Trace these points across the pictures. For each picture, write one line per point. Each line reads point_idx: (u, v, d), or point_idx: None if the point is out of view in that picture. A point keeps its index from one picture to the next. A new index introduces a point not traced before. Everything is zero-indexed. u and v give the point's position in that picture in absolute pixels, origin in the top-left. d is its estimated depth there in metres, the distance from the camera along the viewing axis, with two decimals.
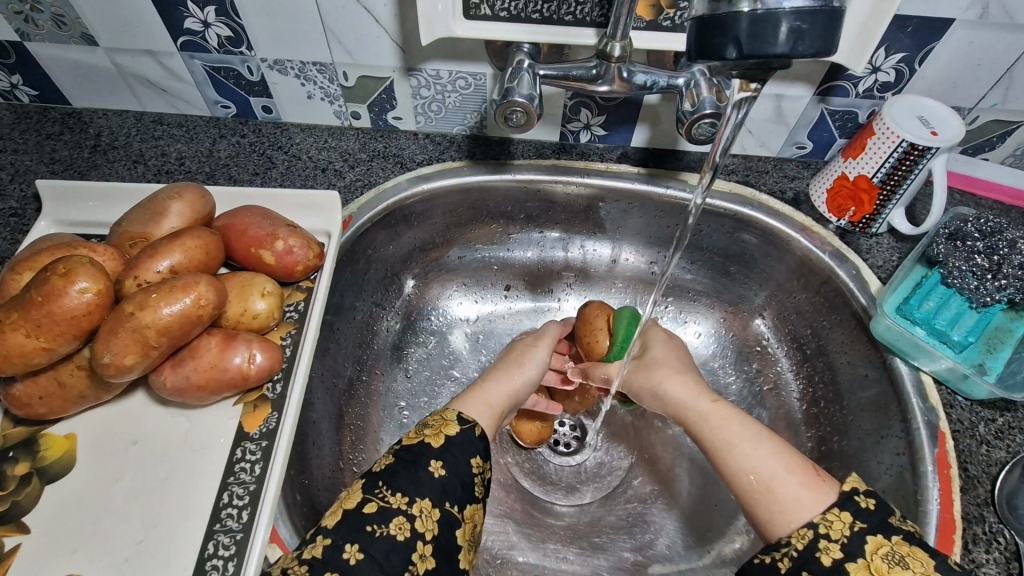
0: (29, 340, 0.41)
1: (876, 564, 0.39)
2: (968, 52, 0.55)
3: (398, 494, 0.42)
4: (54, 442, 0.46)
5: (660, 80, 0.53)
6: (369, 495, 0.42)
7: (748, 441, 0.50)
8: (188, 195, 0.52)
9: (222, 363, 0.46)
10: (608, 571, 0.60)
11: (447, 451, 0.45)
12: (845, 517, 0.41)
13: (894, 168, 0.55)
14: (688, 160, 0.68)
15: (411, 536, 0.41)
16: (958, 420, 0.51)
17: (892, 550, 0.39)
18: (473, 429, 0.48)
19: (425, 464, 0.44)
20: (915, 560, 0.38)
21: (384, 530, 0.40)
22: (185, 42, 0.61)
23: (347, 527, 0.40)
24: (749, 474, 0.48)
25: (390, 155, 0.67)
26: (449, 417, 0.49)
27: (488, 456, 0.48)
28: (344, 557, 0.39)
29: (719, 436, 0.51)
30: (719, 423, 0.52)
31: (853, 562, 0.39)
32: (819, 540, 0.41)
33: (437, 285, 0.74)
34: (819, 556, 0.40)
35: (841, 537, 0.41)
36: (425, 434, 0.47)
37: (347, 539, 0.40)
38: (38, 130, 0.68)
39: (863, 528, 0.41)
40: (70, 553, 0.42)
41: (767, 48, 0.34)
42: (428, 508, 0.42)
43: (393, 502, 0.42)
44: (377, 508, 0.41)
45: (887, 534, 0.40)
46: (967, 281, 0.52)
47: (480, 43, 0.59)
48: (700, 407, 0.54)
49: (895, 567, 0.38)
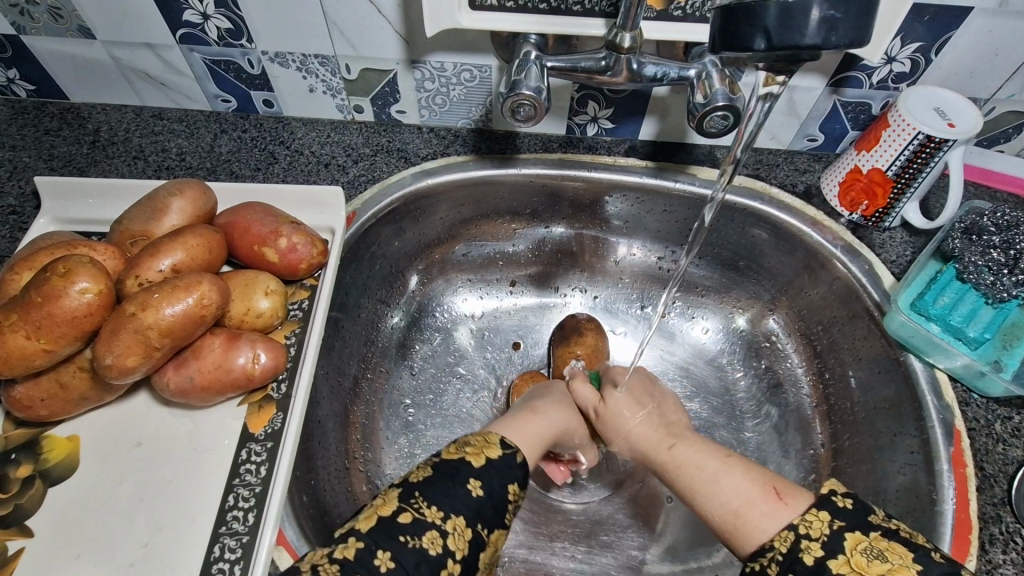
0: (29, 342, 0.40)
1: (856, 559, 0.38)
2: (987, 40, 0.53)
3: (434, 508, 0.41)
4: (57, 444, 0.46)
5: (671, 71, 0.52)
6: (405, 505, 0.41)
7: (711, 480, 0.49)
8: (190, 191, 0.51)
9: (225, 364, 0.45)
10: (616, 570, 0.59)
11: (486, 473, 0.44)
12: (823, 515, 0.40)
13: (910, 160, 0.54)
14: (697, 153, 0.67)
15: (443, 552, 0.40)
16: (974, 418, 0.50)
17: (870, 545, 0.38)
18: (517, 455, 0.47)
19: (464, 481, 0.43)
20: (893, 553, 0.37)
21: (416, 541, 0.39)
22: (185, 34, 0.60)
23: (380, 533, 0.40)
24: (716, 510, 0.47)
25: (394, 149, 0.66)
26: (492, 439, 0.48)
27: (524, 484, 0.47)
28: (374, 562, 0.38)
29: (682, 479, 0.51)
30: (679, 469, 0.52)
31: (834, 559, 0.38)
32: (801, 540, 0.40)
33: (442, 280, 0.73)
34: (802, 556, 0.39)
35: (822, 535, 0.40)
36: (466, 451, 0.45)
37: (379, 545, 0.39)
38: (36, 125, 0.67)
39: (843, 526, 0.39)
40: (75, 557, 0.41)
41: (797, 37, 0.33)
42: (462, 526, 0.41)
43: (428, 515, 0.41)
44: (412, 518, 0.40)
45: (865, 530, 0.39)
46: (983, 276, 0.51)
47: (485, 35, 0.58)
48: (660, 457, 0.54)
49: (875, 561, 0.37)
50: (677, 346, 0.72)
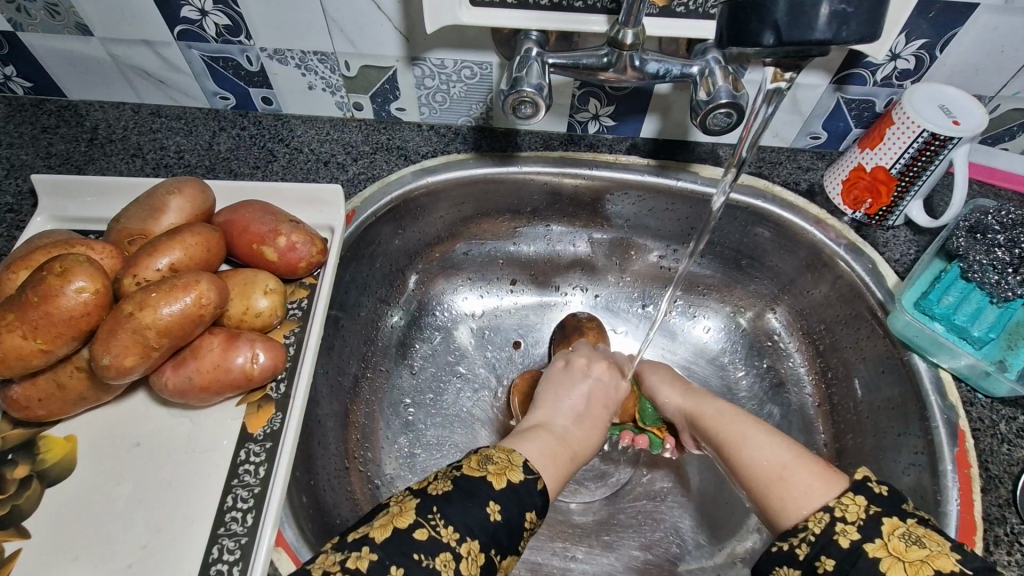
0: (26, 342, 0.40)
1: (893, 544, 0.38)
2: (992, 37, 0.53)
3: (451, 527, 0.40)
4: (54, 444, 0.45)
5: (673, 69, 0.51)
6: (421, 520, 0.41)
7: (749, 436, 0.49)
8: (188, 189, 0.51)
9: (224, 364, 0.45)
10: (618, 570, 0.59)
11: (507, 495, 0.43)
12: (859, 501, 0.40)
13: (914, 158, 0.54)
14: (699, 151, 0.66)
15: (454, 574, 0.39)
16: (978, 418, 0.50)
17: (908, 531, 0.38)
18: (537, 482, 0.45)
19: (483, 502, 0.42)
20: (931, 540, 0.37)
21: (430, 562, 0.39)
22: (183, 31, 0.59)
23: (394, 547, 0.39)
24: (756, 469, 0.47)
25: (394, 147, 0.66)
26: (517, 461, 0.46)
27: (540, 512, 0.45)
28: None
29: (728, 433, 0.51)
30: (723, 423, 0.52)
31: (870, 543, 0.38)
32: (836, 523, 0.40)
33: (442, 279, 0.73)
34: (837, 538, 0.39)
35: (857, 520, 0.39)
36: (488, 470, 0.44)
37: (392, 560, 0.39)
38: (33, 123, 0.66)
39: (879, 512, 0.39)
40: (73, 558, 0.41)
41: (806, 33, 0.33)
42: (477, 551, 0.41)
43: (444, 534, 0.40)
44: (428, 536, 0.40)
45: (902, 516, 0.39)
46: (987, 275, 0.51)
47: (486, 31, 0.57)
48: (711, 407, 0.54)
49: (912, 546, 0.37)
50: (678, 345, 0.72)
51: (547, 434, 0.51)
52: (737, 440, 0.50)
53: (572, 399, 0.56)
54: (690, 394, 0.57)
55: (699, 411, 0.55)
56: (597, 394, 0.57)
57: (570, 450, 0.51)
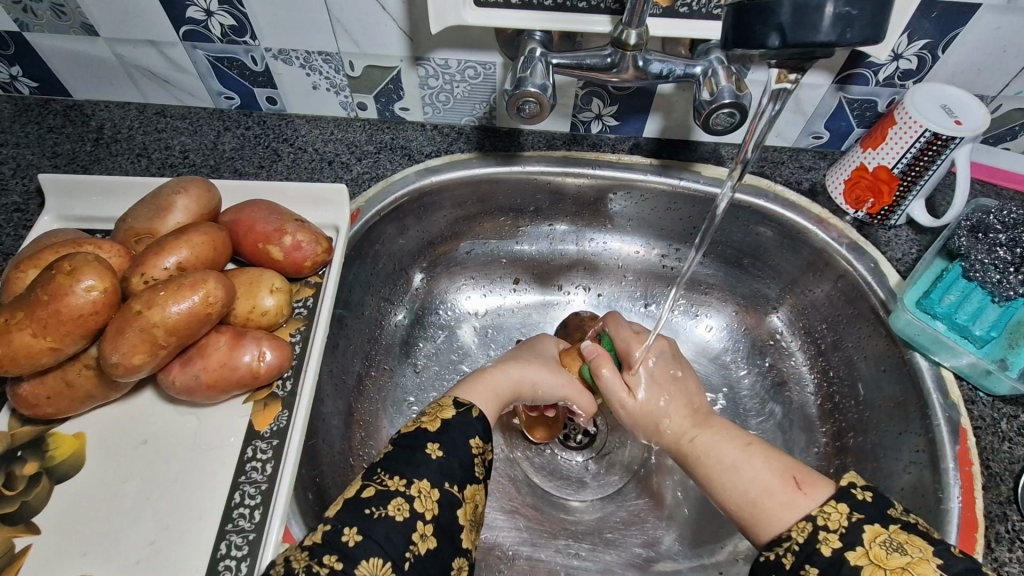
0: (36, 340, 0.40)
1: (875, 551, 0.38)
2: (995, 37, 0.53)
3: (395, 477, 0.41)
4: (63, 442, 0.46)
5: (676, 69, 0.51)
6: (368, 481, 0.42)
7: (732, 468, 0.49)
8: (194, 189, 0.51)
9: (231, 362, 0.45)
10: (620, 567, 0.59)
11: (444, 433, 0.45)
12: (842, 508, 0.41)
13: (916, 158, 0.54)
14: (701, 150, 0.67)
15: (410, 517, 0.40)
16: (979, 416, 0.50)
17: (890, 537, 0.38)
18: (471, 411, 0.47)
19: (423, 447, 0.43)
20: (913, 546, 0.37)
21: (382, 512, 0.39)
22: (188, 31, 0.60)
23: (347, 513, 0.40)
24: (732, 501, 0.48)
25: (398, 147, 0.66)
26: (446, 404, 0.48)
27: (489, 438, 0.47)
28: (343, 540, 0.38)
29: (701, 466, 0.52)
30: (698, 460, 0.52)
31: (852, 551, 0.38)
32: (818, 532, 0.40)
33: (446, 278, 0.73)
34: (819, 547, 0.40)
35: (840, 527, 0.40)
36: (421, 421, 0.46)
37: (346, 523, 0.39)
38: (39, 122, 0.67)
39: (862, 518, 0.40)
40: (81, 555, 0.42)
41: (811, 35, 0.33)
42: (428, 488, 0.41)
43: (391, 484, 0.41)
44: (376, 491, 0.41)
45: (885, 522, 0.39)
46: (989, 274, 0.51)
47: (490, 32, 0.57)
48: (683, 446, 0.54)
49: (893, 553, 0.37)
50: (681, 344, 0.72)
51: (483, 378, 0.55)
52: (706, 478, 0.51)
53: (515, 353, 0.60)
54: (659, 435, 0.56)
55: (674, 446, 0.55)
56: (533, 347, 0.62)
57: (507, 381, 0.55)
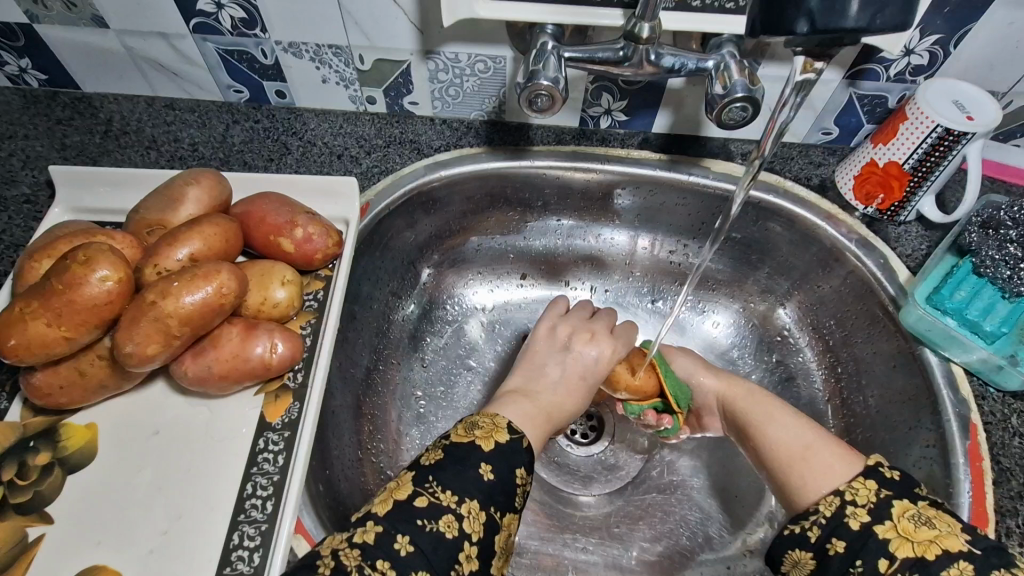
0: (50, 329, 0.41)
1: (903, 525, 0.40)
2: (1006, 33, 0.53)
3: (448, 492, 0.41)
4: (75, 432, 0.46)
5: (689, 63, 0.51)
6: (419, 488, 0.41)
7: (789, 419, 0.52)
8: (206, 180, 0.51)
9: (244, 353, 0.45)
10: (628, 562, 0.59)
11: (497, 457, 0.44)
12: (870, 484, 0.43)
13: (927, 154, 0.54)
14: (711, 146, 0.67)
15: (459, 535, 0.40)
16: (990, 412, 0.50)
17: (918, 512, 0.40)
18: (523, 441, 0.46)
19: (475, 464, 0.43)
20: (941, 521, 0.40)
21: (433, 525, 0.40)
22: (198, 24, 0.60)
23: (397, 517, 0.40)
24: (787, 445, 0.50)
25: (407, 141, 0.66)
26: (500, 424, 0.47)
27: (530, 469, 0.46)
28: (394, 547, 0.38)
29: (761, 412, 0.55)
30: (762, 400, 0.55)
31: (880, 525, 0.41)
32: (846, 506, 0.43)
33: (453, 273, 0.73)
34: (846, 521, 0.42)
35: (868, 503, 0.42)
36: (475, 435, 0.45)
37: (398, 529, 0.39)
38: (48, 115, 0.67)
39: (889, 495, 0.42)
40: (95, 543, 0.42)
41: (840, 20, 0.34)
42: (476, 509, 0.41)
43: (443, 498, 0.41)
44: (428, 503, 0.41)
45: (912, 499, 0.41)
46: (1000, 270, 0.51)
47: (501, 24, 0.57)
48: (748, 384, 0.57)
49: (921, 527, 0.39)
50: (689, 340, 0.72)
51: (524, 402, 0.53)
52: (765, 421, 0.54)
53: (557, 375, 0.56)
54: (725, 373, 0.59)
55: (736, 384, 0.58)
56: (578, 368, 0.57)
57: (545, 412, 0.53)
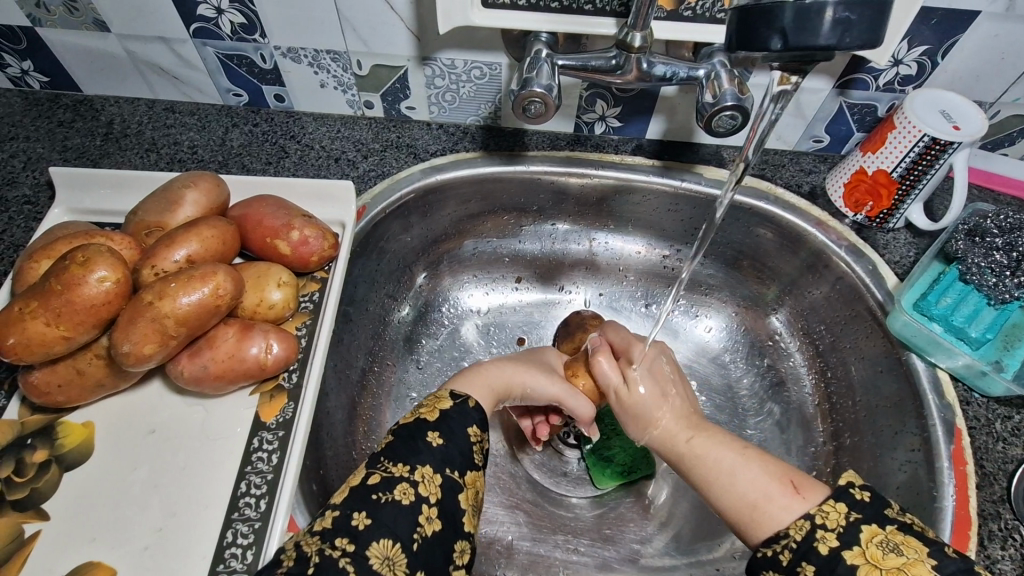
0: (49, 329, 0.41)
1: (872, 551, 0.37)
2: (993, 44, 0.54)
3: (400, 464, 0.41)
4: (72, 430, 0.47)
5: (680, 71, 0.52)
6: (373, 469, 0.41)
7: (729, 471, 0.47)
8: (203, 184, 0.52)
9: (239, 353, 0.46)
10: (618, 562, 0.60)
11: (443, 424, 0.45)
12: (840, 507, 0.40)
13: (915, 162, 0.55)
14: (703, 152, 0.67)
15: (416, 500, 0.40)
16: (974, 417, 0.51)
17: (886, 538, 0.37)
18: (468, 402, 0.48)
19: (422, 436, 0.43)
20: (908, 547, 0.37)
21: (389, 496, 0.40)
22: (198, 29, 0.61)
23: (354, 498, 0.40)
24: (733, 502, 0.45)
25: (404, 145, 0.67)
26: (443, 395, 0.48)
27: (485, 427, 0.48)
28: (353, 523, 0.38)
29: (700, 473, 0.49)
30: (698, 460, 0.49)
31: (848, 550, 0.38)
32: (816, 530, 0.39)
33: (449, 275, 0.74)
34: (817, 546, 0.39)
35: (837, 526, 0.39)
36: (420, 411, 0.46)
37: (354, 509, 0.39)
38: (49, 117, 0.68)
39: (859, 518, 0.39)
40: (91, 540, 0.42)
41: (811, 38, 0.34)
42: (431, 474, 0.41)
43: (396, 471, 0.41)
44: (382, 479, 0.41)
45: (882, 522, 0.38)
46: (985, 277, 0.52)
47: (497, 32, 0.58)
48: (677, 447, 0.51)
49: (889, 554, 0.37)
50: (681, 343, 0.73)
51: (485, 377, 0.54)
52: (708, 483, 0.48)
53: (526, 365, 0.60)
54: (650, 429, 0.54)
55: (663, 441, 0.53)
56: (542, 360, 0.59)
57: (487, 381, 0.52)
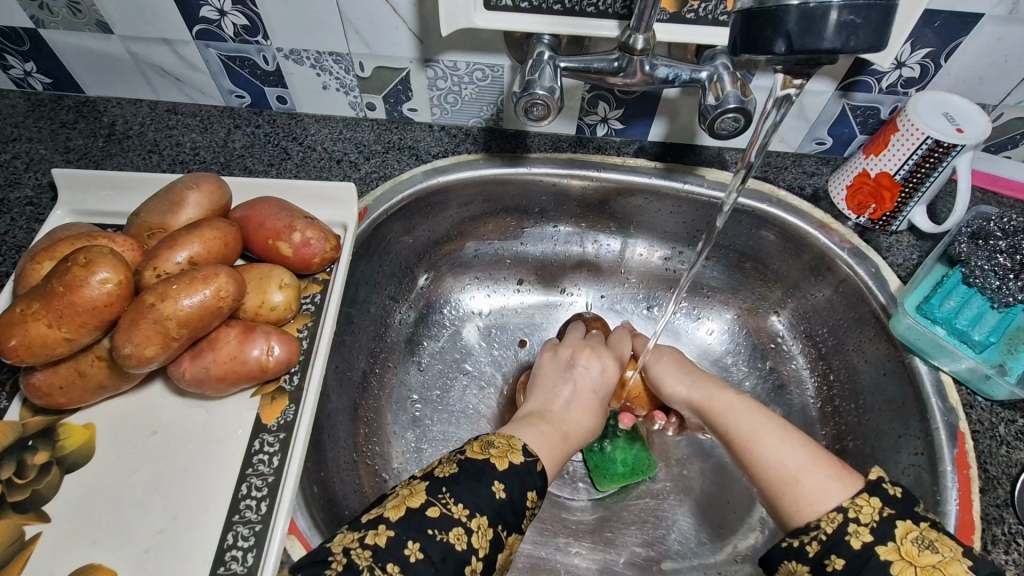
0: (51, 331, 0.41)
1: (906, 548, 0.37)
2: (996, 47, 0.54)
3: (460, 504, 0.41)
4: (73, 432, 0.46)
5: (682, 74, 0.52)
6: (432, 498, 0.41)
7: (772, 434, 0.48)
8: (206, 185, 0.52)
9: (241, 355, 0.46)
10: (620, 566, 0.60)
11: (511, 474, 0.44)
12: (874, 502, 0.40)
13: (918, 165, 0.55)
14: (705, 154, 0.67)
15: (467, 548, 0.40)
16: (977, 420, 0.51)
17: (921, 535, 0.38)
18: (535, 463, 0.46)
19: (487, 482, 0.43)
20: (943, 545, 0.37)
21: (444, 536, 0.40)
22: (201, 30, 0.61)
23: (410, 524, 0.40)
24: (774, 464, 0.46)
25: (406, 147, 0.67)
26: (516, 445, 0.47)
27: (542, 494, 0.46)
28: (405, 552, 0.38)
29: (743, 429, 0.50)
30: (746, 414, 0.51)
31: (883, 546, 0.38)
32: (848, 524, 0.40)
33: (451, 277, 0.74)
34: (849, 539, 0.39)
35: (870, 522, 0.39)
36: (490, 453, 0.45)
37: (409, 536, 0.39)
38: (52, 118, 0.68)
39: (892, 514, 0.39)
40: (92, 542, 0.42)
41: (816, 42, 0.34)
42: (486, 525, 0.41)
43: (455, 511, 0.41)
44: (440, 513, 0.41)
45: (915, 519, 0.39)
46: (989, 280, 0.52)
47: (499, 34, 0.58)
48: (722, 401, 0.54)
49: (925, 551, 0.37)
50: (683, 345, 0.73)
51: (541, 425, 0.52)
52: (750, 437, 0.49)
53: (568, 393, 0.56)
54: (699, 386, 0.57)
55: (711, 403, 0.55)
56: (585, 385, 0.57)
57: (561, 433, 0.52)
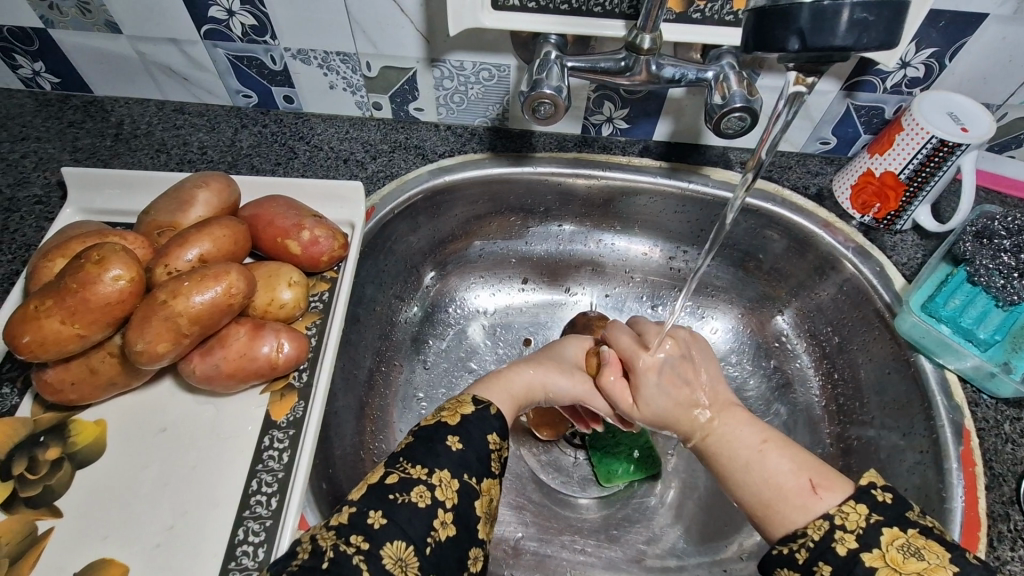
0: (64, 327, 0.42)
1: (892, 555, 0.37)
2: (1001, 47, 0.54)
3: (417, 466, 0.42)
4: (84, 428, 0.47)
5: (689, 73, 0.53)
6: (391, 469, 0.42)
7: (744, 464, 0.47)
8: (215, 184, 0.53)
9: (250, 352, 0.46)
10: (625, 563, 0.60)
11: (463, 428, 0.45)
12: (861, 509, 0.40)
13: (922, 164, 0.55)
14: (709, 154, 0.68)
15: (431, 503, 0.40)
16: (983, 418, 0.51)
17: (908, 541, 0.37)
18: (489, 409, 0.48)
19: (442, 438, 0.44)
20: (931, 552, 0.37)
21: (406, 497, 0.40)
22: (209, 30, 0.61)
23: (371, 496, 0.40)
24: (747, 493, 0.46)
25: (412, 147, 0.67)
26: (465, 400, 0.48)
27: (505, 436, 0.47)
28: (369, 522, 0.38)
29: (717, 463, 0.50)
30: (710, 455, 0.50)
31: (869, 552, 0.38)
32: (835, 531, 0.39)
33: (456, 276, 0.74)
34: (834, 546, 0.39)
35: (857, 528, 0.39)
36: (442, 415, 0.46)
37: (371, 507, 0.39)
38: (60, 118, 0.68)
39: (879, 521, 0.39)
40: (104, 538, 0.42)
41: (828, 39, 0.35)
42: (448, 478, 0.41)
43: (413, 472, 0.41)
44: (399, 478, 0.41)
45: (903, 525, 0.38)
46: (993, 279, 0.52)
47: (505, 35, 0.59)
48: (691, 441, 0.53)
49: (910, 558, 0.37)
50: None
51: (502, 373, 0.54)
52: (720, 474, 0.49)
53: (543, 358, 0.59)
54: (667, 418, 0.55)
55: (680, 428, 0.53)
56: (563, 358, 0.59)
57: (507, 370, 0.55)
